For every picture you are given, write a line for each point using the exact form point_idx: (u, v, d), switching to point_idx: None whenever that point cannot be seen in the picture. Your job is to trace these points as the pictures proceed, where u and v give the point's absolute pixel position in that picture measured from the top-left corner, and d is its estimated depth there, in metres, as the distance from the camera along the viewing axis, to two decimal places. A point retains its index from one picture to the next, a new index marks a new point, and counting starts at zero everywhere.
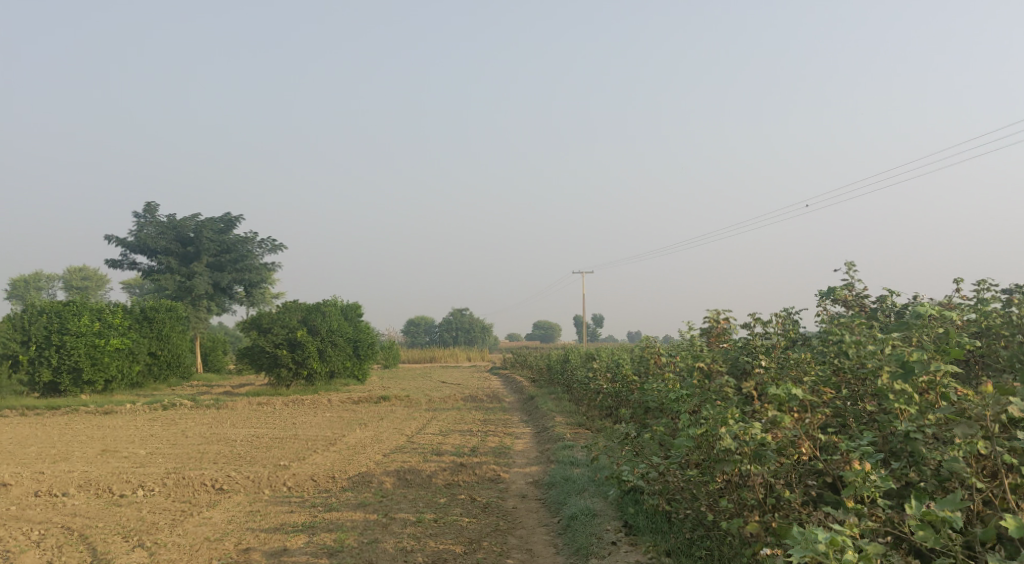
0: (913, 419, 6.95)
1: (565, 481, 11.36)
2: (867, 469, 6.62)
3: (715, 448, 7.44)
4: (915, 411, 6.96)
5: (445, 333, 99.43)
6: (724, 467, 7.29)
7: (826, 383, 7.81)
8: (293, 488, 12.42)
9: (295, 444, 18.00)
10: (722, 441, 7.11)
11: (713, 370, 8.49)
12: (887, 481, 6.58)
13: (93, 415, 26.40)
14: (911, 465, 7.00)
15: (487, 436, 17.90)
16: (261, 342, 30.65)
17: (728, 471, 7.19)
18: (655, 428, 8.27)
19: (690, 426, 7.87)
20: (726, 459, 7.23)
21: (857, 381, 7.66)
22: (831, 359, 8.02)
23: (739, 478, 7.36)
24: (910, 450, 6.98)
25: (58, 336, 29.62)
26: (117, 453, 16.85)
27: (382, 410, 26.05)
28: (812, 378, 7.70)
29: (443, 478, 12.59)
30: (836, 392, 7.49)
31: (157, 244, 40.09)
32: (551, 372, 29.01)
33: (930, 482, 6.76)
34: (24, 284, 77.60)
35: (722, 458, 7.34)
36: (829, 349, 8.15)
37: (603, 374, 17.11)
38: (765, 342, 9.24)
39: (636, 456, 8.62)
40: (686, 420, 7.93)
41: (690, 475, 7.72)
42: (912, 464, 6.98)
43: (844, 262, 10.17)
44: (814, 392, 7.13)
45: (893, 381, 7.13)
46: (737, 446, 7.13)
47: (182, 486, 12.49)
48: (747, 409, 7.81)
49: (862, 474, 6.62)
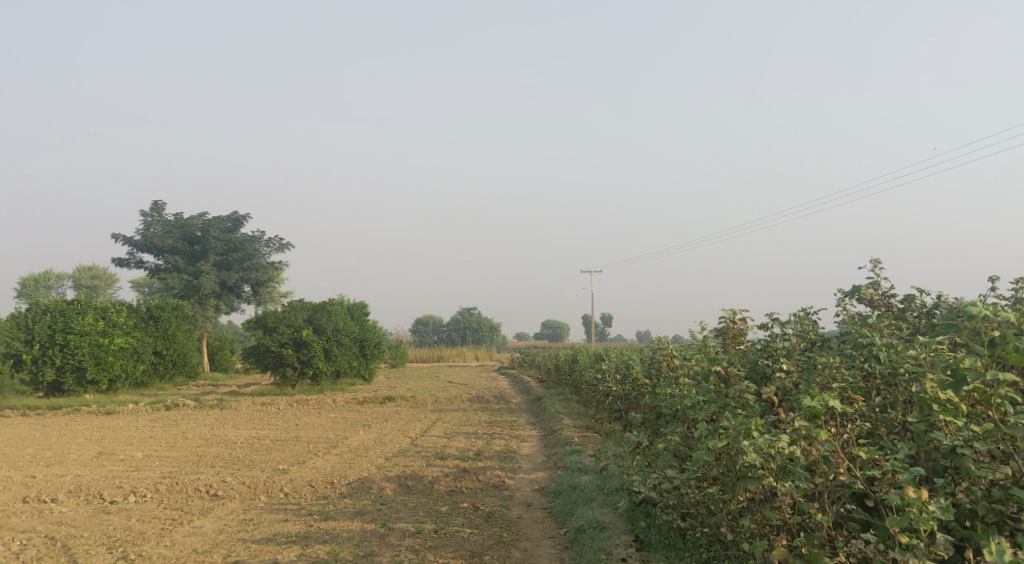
0: (959, 433, 6.52)
1: (571, 490, 10.87)
2: (925, 499, 6.21)
3: (737, 463, 6.97)
4: (961, 424, 6.54)
5: (453, 332, 99.03)
6: (748, 484, 6.79)
7: (856, 390, 7.32)
8: (291, 495, 11.96)
9: (296, 446, 17.56)
10: (747, 455, 6.67)
11: (732, 375, 8.03)
12: (947, 512, 6.17)
13: (95, 415, 26.02)
14: (956, 482, 6.56)
15: (493, 439, 17.42)
16: (266, 341, 30.22)
17: (753, 488, 6.73)
18: (670, 438, 7.81)
19: (707, 437, 7.38)
20: (750, 476, 6.78)
21: (888, 388, 7.19)
22: (859, 363, 7.52)
23: (763, 495, 6.89)
24: (955, 466, 6.54)
25: (61, 335, 29.26)
26: (113, 456, 16.44)
27: (387, 411, 25.58)
28: (842, 384, 7.22)
29: (446, 485, 12.14)
30: (870, 402, 7.03)
31: (163, 243, 39.74)
32: (559, 372, 28.51)
33: (981, 505, 6.38)
34: (34, 284, 77.56)
35: (745, 475, 6.87)
36: (857, 352, 7.66)
37: (612, 376, 16.62)
38: (785, 343, 8.76)
39: (647, 467, 8.14)
40: (705, 431, 7.47)
41: (709, 491, 7.21)
42: (957, 482, 6.54)
43: (870, 260, 9.65)
44: (850, 405, 6.69)
45: (939, 390, 6.67)
46: (762, 460, 6.71)
47: (175, 492, 12.05)
48: (770, 417, 7.33)
49: (920, 505, 6.20)
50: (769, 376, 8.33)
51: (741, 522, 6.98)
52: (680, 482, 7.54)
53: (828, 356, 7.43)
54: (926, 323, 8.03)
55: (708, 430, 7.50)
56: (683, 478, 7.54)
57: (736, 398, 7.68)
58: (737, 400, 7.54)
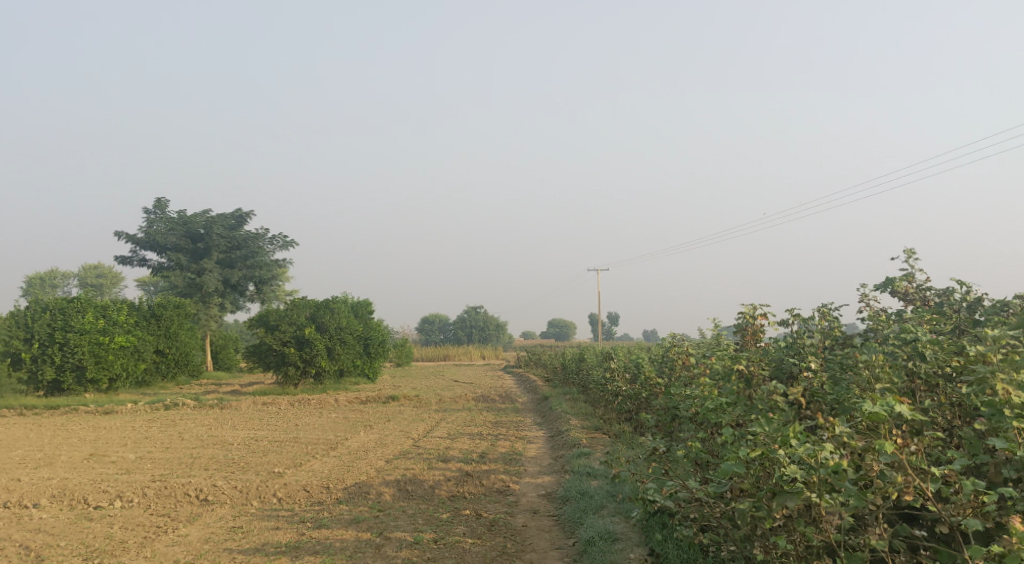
0: None
1: (580, 496, 10.27)
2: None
3: (774, 475, 6.38)
4: None
5: (458, 331, 98.43)
6: (787, 500, 6.19)
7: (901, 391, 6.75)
8: (284, 500, 11.39)
9: (294, 448, 16.97)
10: (787, 468, 6.11)
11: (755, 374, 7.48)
12: None
13: (92, 415, 25.49)
14: None
15: (498, 440, 16.83)
16: (268, 339, 29.62)
17: (792, 505, 6.14)
18: (691, 443, 7.21)
19: (733, 444, 6.79)
20: (789, 491, 6.19)
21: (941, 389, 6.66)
22: (904, 361, 6.96)
23: (803, 512, 6.33)
24: None
25: (61, 333, 28.74)
26: (105, 458, 15.88)
27: (390, 410, 25.00)
28: (886, 384, 6.64)
29: (448, 490, 11.55)
30: (923, 406, 6.53)
31: (166, 241, 39.21)
32: (565, 372, 27.90)
33: None
34: (39, 282, 77.28)
35: (781, 489, 6.28)
36: (899, 349, 7.10)
37: (622, 375, 16.00)
38: (811, 339, 8.23)
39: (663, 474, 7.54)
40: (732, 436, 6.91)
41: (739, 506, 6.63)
42: None
43: (906, 251, 9.01)
44: (912, 412, 6.17)
45: (1012, 390, 6.08)
46: (804, 474, 6.15)
47: (163, 497, 11.47)
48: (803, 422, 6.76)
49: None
50: (796, 376, 7.80)
51: (775, 541, 6.40)
52: (705, 494, 6.96)
53: (868, 353, 6.92)
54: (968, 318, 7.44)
55: (736, 437, 6.93)
56: (707, 491, 6.95)
57: (762, 400, 7.14)
58: (765, 402, 7.01)
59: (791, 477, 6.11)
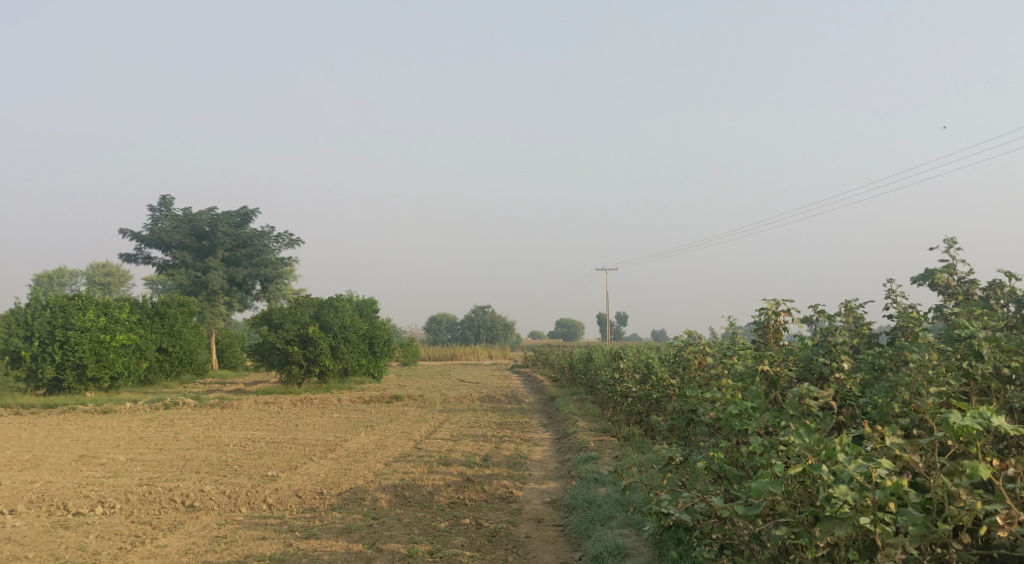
0: None
1: (588, 505, 9.64)
2: None
3: (819, 496, 5.81)
4: None
5: (466, 330, 97.86)
6: (835, 528, 5.66)
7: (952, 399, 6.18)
8: (274, 506, 10.77)
9: (291, 450, 16.36)
10: (836, 492, 5.61)
11: (785, 376, 6.89)
12: None
13: (90, 415, 24.92)
14: None
15: (503, 443, 16.16)
16: (271, 338, 28.99)
17: (841, 533, 5.62)
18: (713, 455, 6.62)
19: (767, 458, 6.21)
20: (837, 519, 5.66)
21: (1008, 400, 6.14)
22: (959, 365, 6.41)
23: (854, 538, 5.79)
24: None
25: (62, 331, 28.14)
26: (94, 460, 15.28)
27: (394, 411, 24.36)
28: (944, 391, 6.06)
29: (447, 496, 10.92)
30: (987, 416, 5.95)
31: (171, 238, 38.64)
32: (573, 371, 27.25)
33: None
34: (48, 281, 76.99)
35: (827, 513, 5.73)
36: (954, 352, 6.52)
37: (633, 376, 15.34)
38: (840, 338, 7.62)
39: (678, 485, 6.92)
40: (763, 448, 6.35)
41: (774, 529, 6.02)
42: None
43: (948, 239, 8.54)
44: (1009, 427, 5.66)
45: None
46: (856, 498, 5.66)
47: (147, 502, 10.86)
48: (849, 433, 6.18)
49: None
50: (826, 379, 7.18)
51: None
52: (729, 513, 6.32)
53: (917, 354, 6.37)
54: (1015, 314, 6.86)
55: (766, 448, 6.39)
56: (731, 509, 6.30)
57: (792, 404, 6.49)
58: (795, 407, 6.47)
59: (841, 500, 5.63)
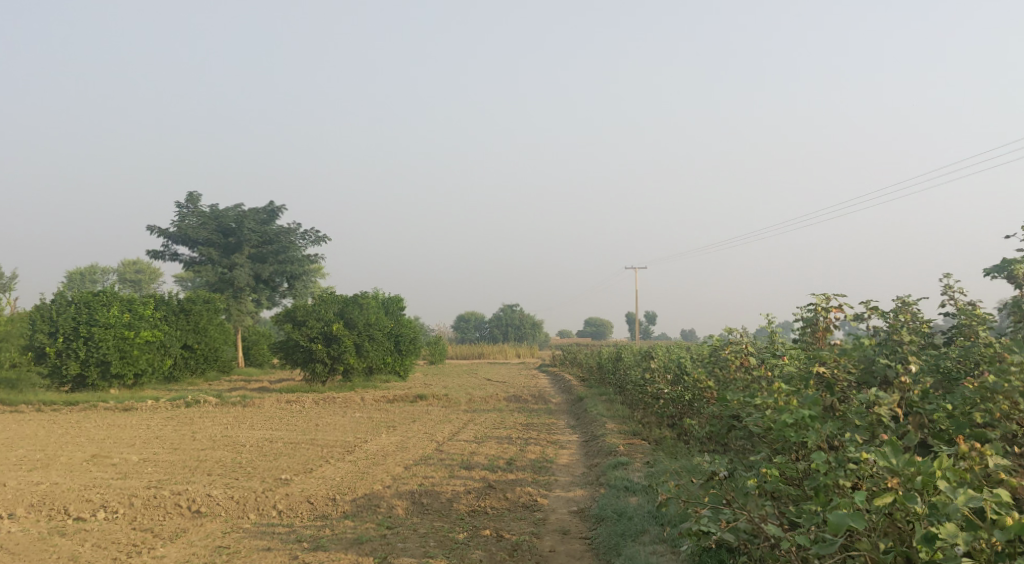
0: None
1: (617, 517, 8.97)
2: None
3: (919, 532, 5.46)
4: None
5: (495, 328, 97.29)
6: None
7: None
8: (284, 513, 10.18)
9: (309, 451, 15.76)
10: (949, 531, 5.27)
11: (845, 384, 6.35)
12: None
13: (111, 412, 24.55)
14: None
15: (528, 445, 15.49)
16: (295, 335, 28.46)
17: None
18: (765, 472, 6.13)
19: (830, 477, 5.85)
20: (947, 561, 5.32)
21: None
22: None
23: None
24: None
25: (85, 327, 27.77)
26: (107, 460, 14.78)
27: (417, 411, 23.75)
28: None
29: (468, 504, 10.27)
30: None
31: (197, 235, 38.31)
32: (602, 371, 26.47)
33: None
34: (80, 277, 77.45)
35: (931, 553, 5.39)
36: None
37: (664, 376, 14.58)
38: (902, 336, 7.05)
39: (722, 502, 6.42)
40: (828, 466, 5.90)
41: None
42: None
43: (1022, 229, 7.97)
44: None
45: None
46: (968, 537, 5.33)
47: (151, 507, 10.30)
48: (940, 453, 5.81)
49: None
50: (890, 383, 6.56)
51: None
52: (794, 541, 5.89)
53: (1015, 361, 5.92)
54: None
55: (834, 466, 5.94)
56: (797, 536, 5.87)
57: (859, 413, 6.19)
58: (864, 417, 6.13)
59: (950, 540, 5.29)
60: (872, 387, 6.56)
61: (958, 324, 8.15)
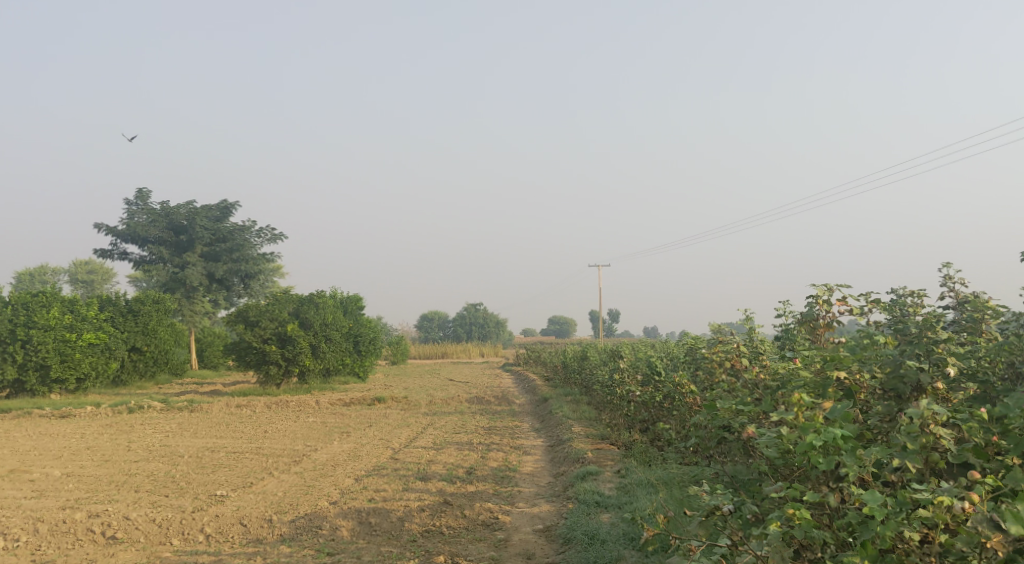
0: None
1: (589, 540, 7.96)
2: None
3: None
4: None
5: (458, 328, 95.96)
6: None
7: None
8: (213, 537, 8.99)
9: (252, 462, 14.50)
10: None
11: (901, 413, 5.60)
12: None
13: (46, 420, 23.02)
14: None
15: (490, 451, 14.42)
16: (247, 336, 27.03)
17: None
18: (791, 514, 5.37)
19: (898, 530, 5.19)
20: None
21: None
22: None
23: None
24: None
25: (23, 329, 25.97)
26: (26, 475, 13.40)
27: (372, 414, 22.51)
28: None
29: (421, 523, 9.17)
30: None
31: (148, 233, 36.57)
32: (567, 370, 25.46)
33: None
34: (29, 278, 74.76)
35: None
36: None
37: (633, 377, 13.59)
38: (929, 329, 6.28)
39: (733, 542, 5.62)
40: (884, 512, 5.24)
41: None
42: None
43: None
44: None
45: None
46: None
47: (60, 533, 9.06)
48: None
49: None
50: (920, 387, 5.87)
51: None
52: None
53: None
54: None
55: (893, 509, 5.29)
56: None
57: (909, 434, 5.43)
58: (913, 438, 5.41)
59: None
60: (904, 394, 5.83)
61: (961, 322, 7.28)
